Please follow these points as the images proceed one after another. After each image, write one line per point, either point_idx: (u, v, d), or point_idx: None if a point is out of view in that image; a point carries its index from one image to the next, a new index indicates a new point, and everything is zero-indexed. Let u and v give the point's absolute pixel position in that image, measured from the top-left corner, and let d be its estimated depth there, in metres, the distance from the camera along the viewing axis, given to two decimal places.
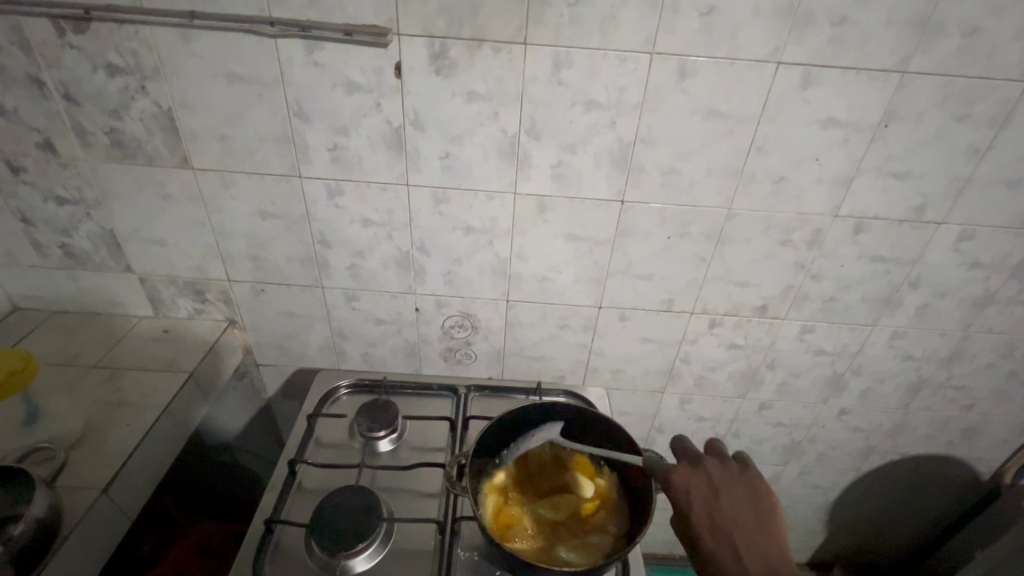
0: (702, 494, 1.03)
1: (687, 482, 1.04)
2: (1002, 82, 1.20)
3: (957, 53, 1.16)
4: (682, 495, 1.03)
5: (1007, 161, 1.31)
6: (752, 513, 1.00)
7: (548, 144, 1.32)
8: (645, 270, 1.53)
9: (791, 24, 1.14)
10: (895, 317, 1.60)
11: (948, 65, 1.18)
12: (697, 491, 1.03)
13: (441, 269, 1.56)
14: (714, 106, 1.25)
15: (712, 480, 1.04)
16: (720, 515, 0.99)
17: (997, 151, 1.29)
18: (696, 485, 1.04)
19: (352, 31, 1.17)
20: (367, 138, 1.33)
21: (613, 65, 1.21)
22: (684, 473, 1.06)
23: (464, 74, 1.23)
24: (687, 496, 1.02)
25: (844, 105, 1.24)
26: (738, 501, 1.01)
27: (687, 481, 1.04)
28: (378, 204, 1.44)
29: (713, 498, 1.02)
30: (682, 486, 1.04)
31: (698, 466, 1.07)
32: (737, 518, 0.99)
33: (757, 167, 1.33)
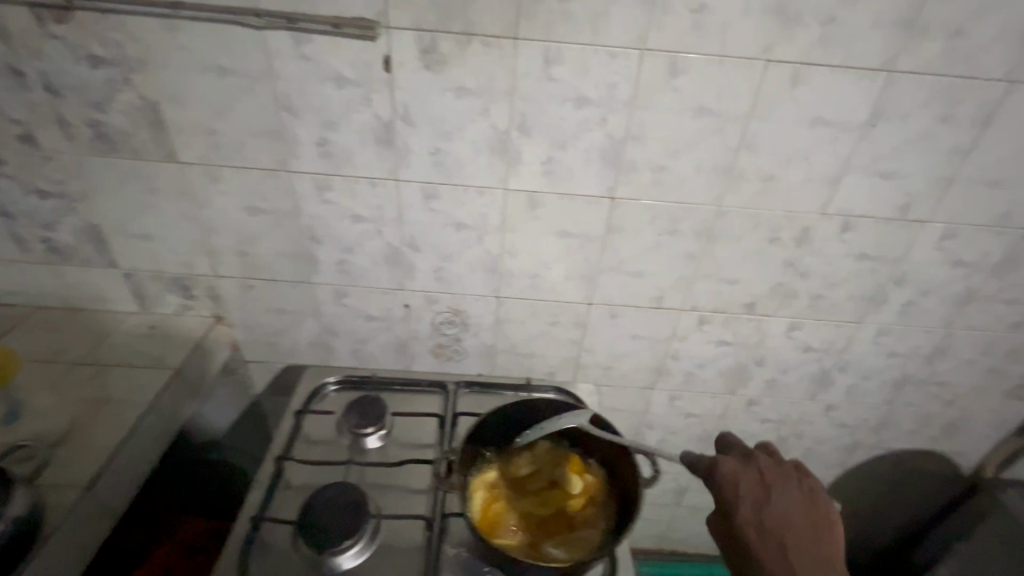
0: (752, 491, 0.70)
1: (734, 478, 0.70)
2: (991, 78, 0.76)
3: (989, 58, 0.74)
4: (724, 487, 0.70)
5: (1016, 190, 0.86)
6: (816, 520, 0.68)
7: (308, 120, 0.81)
8: (530, 351, 1.08)
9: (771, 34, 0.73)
10: (912, 381, 1.13)
11: (995, 75, 0.75)
12: (745, 484, 0.70)
13: (239, 341, 1.08)
14: (566, 129, 0.80)
15: (767, 474, 0.71)
16: (773, 521, 0.67)
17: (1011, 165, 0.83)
18: (745, 484, 0.70)
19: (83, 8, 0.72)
20: (77, 237, 0.94)
21: (427, 105, 0.79)
22: (734, 463, 0.72)
23: (206, 94, 0.79)
24: (733, 487, 0.70)
25: (734, 150, 0.82)
26: (794, 495, 0.69)
27: (734, 474, 0.71)
28: (164, 290, 1.00)
29: (763, 497, 0.69)
30: (727, 480, 0.71)
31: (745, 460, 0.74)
32: (791, 519, 0.68)
33: (744, 161, 0.83)
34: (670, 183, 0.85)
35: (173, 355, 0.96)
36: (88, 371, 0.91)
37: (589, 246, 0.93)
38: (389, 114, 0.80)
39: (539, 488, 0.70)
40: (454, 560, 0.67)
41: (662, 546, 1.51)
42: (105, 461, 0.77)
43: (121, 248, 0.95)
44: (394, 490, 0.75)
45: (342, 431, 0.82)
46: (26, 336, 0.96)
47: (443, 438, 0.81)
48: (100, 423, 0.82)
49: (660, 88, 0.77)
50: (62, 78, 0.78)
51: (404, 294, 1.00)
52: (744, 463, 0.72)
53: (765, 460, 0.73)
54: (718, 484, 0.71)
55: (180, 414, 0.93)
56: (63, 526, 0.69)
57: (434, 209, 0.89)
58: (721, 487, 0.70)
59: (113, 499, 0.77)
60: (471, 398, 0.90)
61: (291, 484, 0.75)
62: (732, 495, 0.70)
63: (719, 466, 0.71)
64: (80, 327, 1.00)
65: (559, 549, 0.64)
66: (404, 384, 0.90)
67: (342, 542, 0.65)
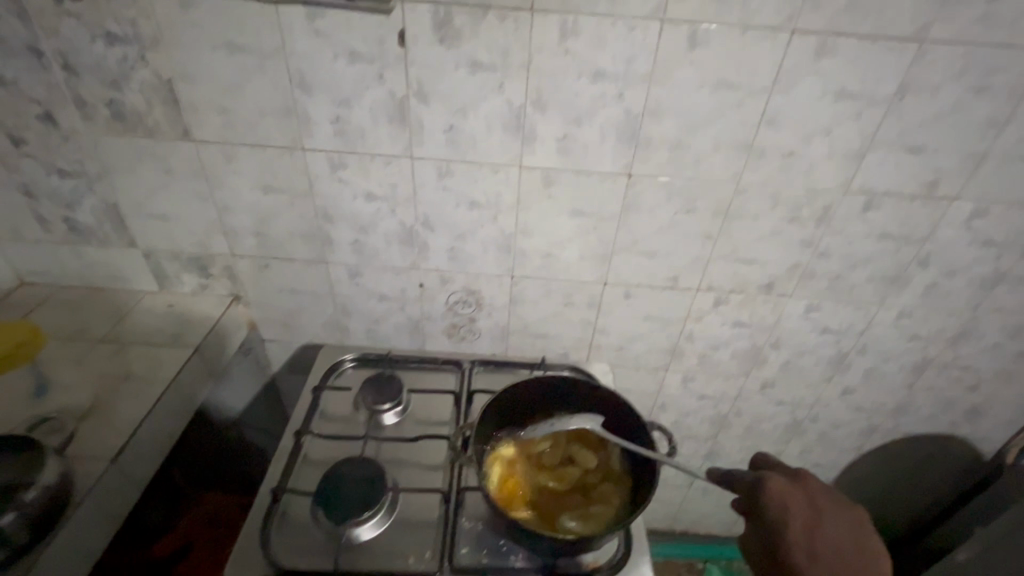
0: (803, 514, 0.65)
1: (785, 499, 0.65)
2: None
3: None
4: (775, 506, 0.65)
5: None
6: (866, 549, 0.64)
7: (322, 98, 0.80)
8: (543, 332, 1.08)
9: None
10: (934, 364, 1.10)
11: None
12: (796, 506, 0.65)
13: (257, 321, 1.09)
14: (581, 105, 0.79)
15: (815, 496, 0.67)
16: (826, 549, 0.63)
17: None
18: (796, 506, 0.65)
19: None
20: (97, 217, 0.95)
21: (441, 81, 0.78)
22: (784, 483, 0.67)
23: (220, 72, 0.79)
24: (784, 509, 0.65)
25: (755, 125, 0.80)
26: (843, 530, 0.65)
27: (784, 496, 0.66)
28: (183, 270, 1.02)
29: (815, 523, 0.64)
30: (777, 500, 0.65)
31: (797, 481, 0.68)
32: (841, 547, 0.63)
33: (766, 136, 0.81)
34: (688, 160, 0.84)
35: (193, 333, 0.97)
36: (111, 348, 0.93)
37: (604, 225, 0.92)
38: (403, 91, 0.79)
39: (554, 462, 0.70)
40: (471, 532, 0.68)
41: (673, 527, 1.51)
42: (130, 434, 0.79)
43: (140, 228, 0.96)
44: (410, 465, 0.76)
45: (359, 407, 0.83)
46: (52, 314, 0.98)
47: (459, 415, 0.82)
48: (124, 398, 0.84)
49: (679, 61, 0.75)
50: (79, 57, 0.78)
51: (418, 274, 1.00)
52: (791, 483, 0.67)
53: (812, 481, 0.68)
54: (768, 504, 0.65)
55: (199, 392, 0.95)
56: (91, 494, 0.71)
57: (447, 187, 0.89)
58: (772, 508, 0.65)
59: (138, 471, 0.80)
60: (485, 376, 0.90)
61: (309, 458, 0.76)
62: (783, 517, 0.64)
63: (772, 485, 0.66)
64: (102, 306, 1.02)
65: (576, 522, 0.64)
66: (419, 362, 0.91)
67: (361, 514, 0.66)
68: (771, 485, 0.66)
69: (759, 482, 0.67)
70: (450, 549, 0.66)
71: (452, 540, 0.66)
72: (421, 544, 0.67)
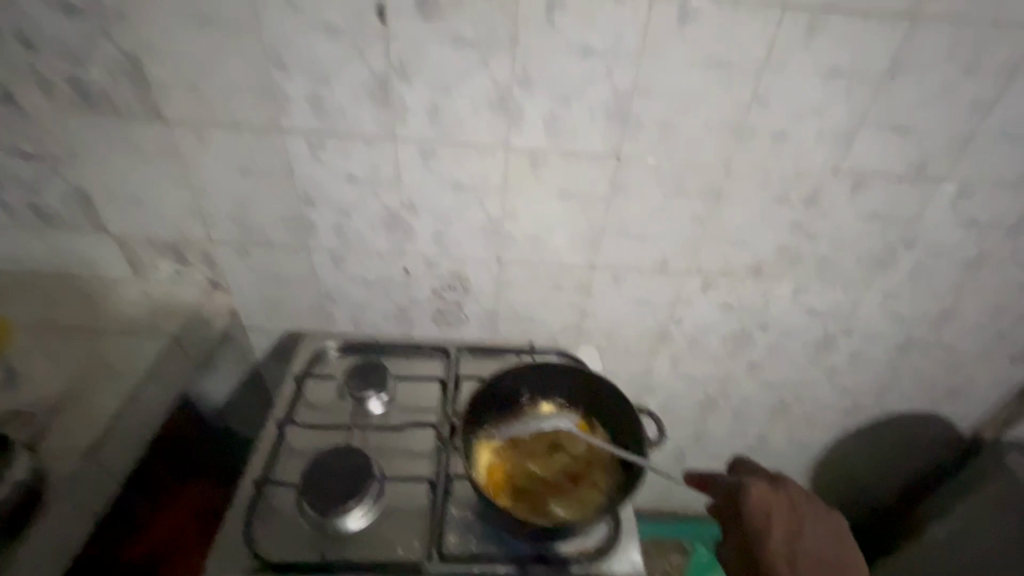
0: (781, 522, 0.77)
1: (767, 506, 0.78)
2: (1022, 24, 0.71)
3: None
4: (756, 513, 0.77)
5: None
6: (826, 537, 0.79)
7: (300, 76, 0.77)
8: (531, 316, 1.07)
9: None
10: (916, 345, 1.12)
11: None
12: (775, 513, 0.77)
13: (237, 308, 1.06)
14: (569, 83, 0.77)
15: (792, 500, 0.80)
16: (804, 554, 0.76)
17: None
18: (776, 511, 0.78)
19: None
20: (64, 202, 0.91)
21: (424, 58, 0.75)
22: (766, 494, 0.78)
23: (189, 47, 0.75)
24: (766, 519, 0.76)
25: (745, 105, 0.78)
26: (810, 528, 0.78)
27: (767, 507, 0.78)
28: (158, 256, 0.98)
29: (790, 524, 0.78)
30: (759, 508, 0.77)
31: (777, 486, 0.81)
32: (811, 543, 0.77)
33: (756, 117, 0.80)
34: (677, 140, 0.82)
35: (169, 321, 0.94)
36: (84, 339, 0.90)
37: (593, 208, 0.90)
38: (385, 68, 0.76)
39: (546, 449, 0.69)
40: (459, 521, 0.67)
41: (661, 507, 1.54)
42: (106, 427, 0.76)
43: (110, 213, 0.92)
44: (397, 453, 0.75)
45: (344, 395, 0.81)
46: (20, 305, 0.94)
47: (446, 402, 0.81)
48: (98, 390, 0.82)
49: (670, 37, 0.73)
50: (36, 31, 0.73)
51: (403, 260, 0.98)
52: (772, 489, 0.80)
53: (789, 488, 0.81)
54: (750, 514, 0.77)
55: (178, 382, 0.92)
56: (64, 491, 0.68)
57: (432, 170, 0.86)
58: (755, 515, 0.77)
59: (115, 465, 0.77)
60: (473, 362, 0.89)
61: (293, 448, 0.75)
62: (764, 524, 0.76)
63: (752, 495, 0.77)
64: (72, 294, 0.98)
65: (565, 509, 0.63)
66: (405, 349, 0.89)
67: (346, 505, 0.65)
68: (753, 497, 0.77)
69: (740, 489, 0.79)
70: (437, 538, 0.65)
71: (440, 528, 0.66)
72: (409, 534, 0.66)
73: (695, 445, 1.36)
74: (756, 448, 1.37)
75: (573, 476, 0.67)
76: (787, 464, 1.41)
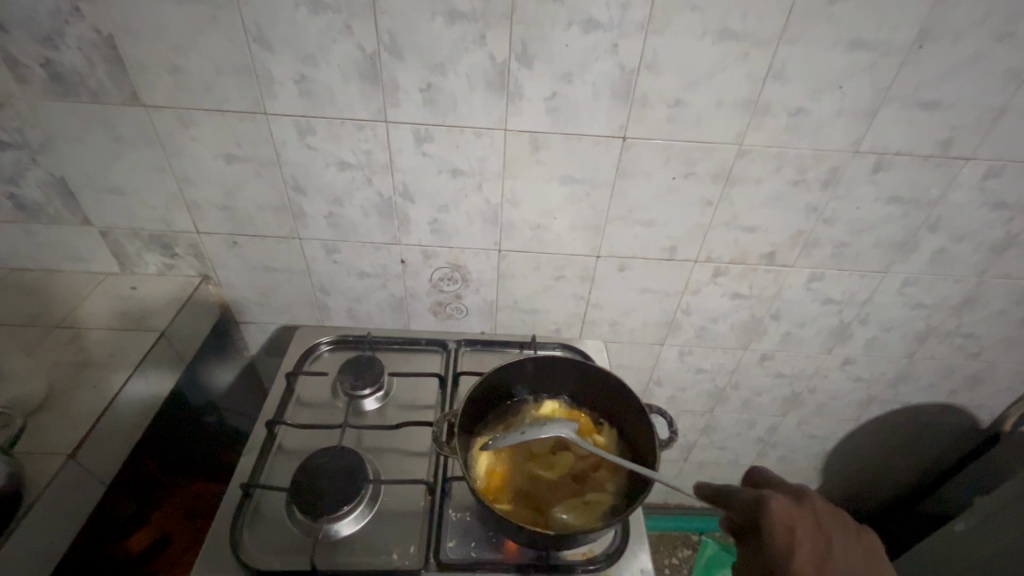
0: (811, 543, 0.59)
1: (790, 526, 0.60)
2: None
3: None
4: (780, 536, 0.59)
5: None
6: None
7: (285, 54, 0.72)
8: (533, 307, 1.03)
9: None
10: (936, 333, 1.07)
11: None
12: (803, 536, 0.59)
13: (229, 301, 1.02)
14: (571, 59, 0.72)
15: (820, 521, 0.62)
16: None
17: None
18: (803, 533, 0.60)
19: None
20: (45, 192, 0.87)
21: (416, 33, 0.70)
22: (787, 506, 0.61)
23: (167, 25, 0.70)
24: (791, 540, 0.59)
25: (759, 80, 0.73)
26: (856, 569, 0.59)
27: (789, 523, 0.60)
28: (145, 249, 0.95)
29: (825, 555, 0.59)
30: (782, 526, 0.60)
31: (804, 502, 0.63)
32: None
33: (771, 92, 0.74)
34: (686, 119, 0.77)
35: (157, 316, 0.91)
36: (68, 335, 0.86)
37: (597, 193, 0.86)
38: (374, 45, 0.71)
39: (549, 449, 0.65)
40: (458, 524, 0.64)
41: (668, 500, 1.51)
42: (89, 426, 0.73)
43: (93, 204, 0.89)
44: (393, 453, 0.71)
45: (338, 392, 0.78)
46: (4, 301, 0.91)
47: (445, 399, 0.77)
48: (81, 389, 0.78)
49: (680, 7, 0.67)
50: (4, 10, 0.69)
51: (399, 250, 0.94)
52: (795, 506, 0.62)
53: (817, 503, 0.63)
54: (771, 534, 0.59)
55: (166, 380, 0.88)
56: (46, 494, 0.66)
57: (427, 154, 0.82)
58: (775, 538, 0.59)
59: (100, 466, 0.74)
60: (473, 356, 0.85)
61: (284, 448, 0.71)
62: (789, 547, 0.58)
63: (774, 507, 0.61)
64: (58, 289, 0.94)
65: (570, 514, 0.59)
66: (402, 343, 0.85)
67: (338, 509, 0.61)
68: (775, 508, 0.60)
69: (759, 501, 0.62)
70: (435, 543, 0.61)
71: (438, 533, 0.62)
72: (405, 538, 0.63)
73: (704, 437, 1.32)
74: (766, 440, 1.33)
75: (577, 478, 0.63)
76: (798, 456, 1.38)
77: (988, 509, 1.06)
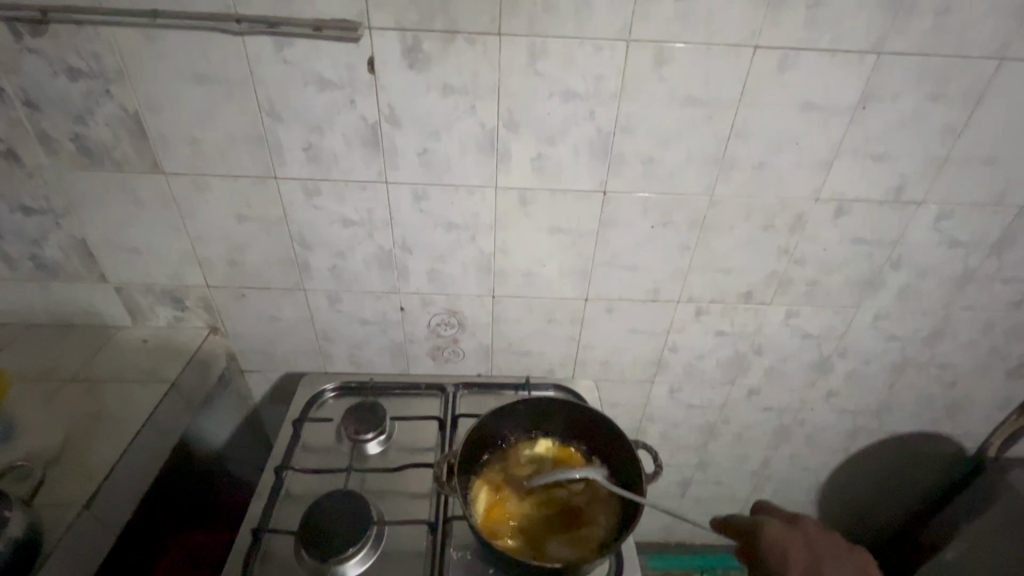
0: (802, 557, 0.77)
1: (783, 545, 0.78)
2: (983, 51, 0.74)
3: (980, 29, 0.73)
4: (775, 553, 0.77)
5: (1006, 168, 0.85)
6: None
7: (294, 125, 0.80)
8: (527, 349, 1.08)
9: (756, 13, 0.71)
10: (912, 363, 1.12)
11: (982, 50, 0.74)
12: (795, 553, 0.77)
13: (235, 350, 1.07)
14: (553, 124, 0.80)
15: (813, 543, 0.79)
16: None
17: (1003, 139, 0.82)
18: (795, 550, 0.78)
19: (46, 11, 0.69)
20: (65, 252, 0.93)
21: (413, 105, 0.78)
22: (780, 531, 0.79)
23: (188, 102, 0.78)
24: (784, 555, 0.77)
25: (724, 138, 0.81)
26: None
27: (783, 544, 0.78)
28: (157, 302, 1.00)
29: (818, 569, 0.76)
30: (776, 547, 0.78)
31: (796, 525, 0.82)
32: None
33: (735, 148, 0.82)
34: (660, 174, 0.85)
35: (168, 367, 0.95)
36: (81, 387, 0.90)
37: (583, 241, 0.92)
38: (374, 116, 0.79)
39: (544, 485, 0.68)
40: (459, 563, 0.67)
41: (667, 538, 1.51)
42: (103, 477, 0.76)
43: (109, 262, 0.94)
44: (395, 495, 0.74)
45: (342, 437, 0.81)
46: (19, 356, 0.95)
47: (443, 441, 0.81)
48: (98, 438, 0.82)
49: (648, 78, 0.76)
50: (41, 92, 0.76)
51: (398, 298, 0.99)
52: (789, 529, 0.80)
53: (808, 527, 0.81)
54: (767, 552, 0.78)
55: (176, 430, 0.92)
56: (62, 544, 0.68)
57: (424, 210, 0.88)
58: (772, 556, 0.77)
59: (112, 515, 0.77)
60: (470, 399, 0.89)
61: (290, 494, 0.74)
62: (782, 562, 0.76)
63: (768, 532, 0.79)
64: (72, 343, 0.99)
65: (567, 548, 0.62)
66: (402, 388, 0.89)
67: (344, 550, 0.64)
68: (768, 533, 0.79)
69: (756, 528, 0.80)
70: None
71: (440, 572, 0.65)
72: None
73: (697, 470, 1.34)
74: (759, 473, 1.36)
75: (571, 511, 0.66)
76: (793, 490, 1.40)
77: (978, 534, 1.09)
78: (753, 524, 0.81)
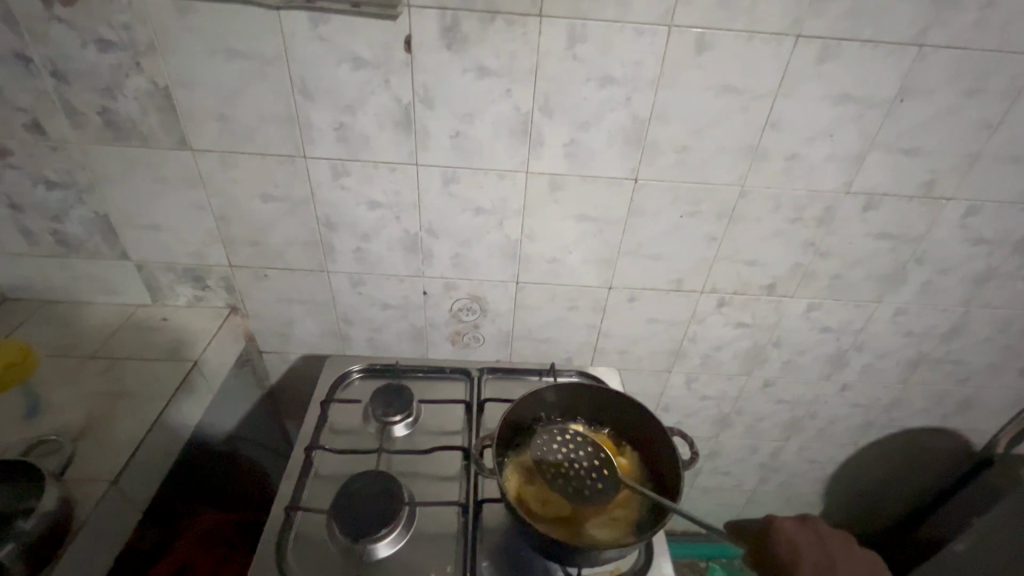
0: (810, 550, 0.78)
1: (793, 541, 0.78)
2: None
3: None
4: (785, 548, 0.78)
5: None
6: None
7: (326, 105, 0.79)
8: (547, 336, 1.08)
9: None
10: (927, 359, 1.13)
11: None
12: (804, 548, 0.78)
13: (254, 331, 1.06)
14: (588, 109, 0.79)
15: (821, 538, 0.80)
16: None
17: None
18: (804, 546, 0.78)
19: None
20: (86, 228, 0.92)
21: (448, 86, 0.77)
22: (789, 526, 0.80)
23: (219, 78, 0.76)
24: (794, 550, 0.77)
25: (758, 129, 0.81)
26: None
27: (792, 539, 0.79)
28: (177, 281, 0.99)
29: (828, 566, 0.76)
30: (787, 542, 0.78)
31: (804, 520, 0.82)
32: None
33: (768, 138, 0.82)
34: (692, 164, 0.84)
35: (188, 347, 0.94)
36: (101, 365, 0.89)
37: (610, 229, 0.92)
38: (408, 97, 0.78)
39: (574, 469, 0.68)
40: (490, 546, 0.67)
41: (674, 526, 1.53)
42: (129, 455, 0.76)
43: (132, 239, 0.93)
44: (425, 477, 0.75)
45: (369, 418, 0.81)
46: (38, 331, 0.94)
47: (471, 425, 0.81)
48: (121, 418, 0.81)
49: (686, 65, 0.75)
50: (69, 64, 0.75)
51: (421, 282, 0.99)
52: (799, 525, 0.81)
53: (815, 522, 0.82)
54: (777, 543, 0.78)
55: (195, 410, 0.91)
56: (91, 520, 0.68)
57: (453, 194, 0.88)
58: (781, 549, 0.78)
59: (138, 492, 0.77)
60: (495, 383, 0.89)
61: (320, 473, 0.74)
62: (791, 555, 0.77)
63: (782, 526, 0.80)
64: (91, 319, 0.98)
65: (603, 531, 0.62)
66: (427, 371, 0.89)
67: (377, 531, 0.65)
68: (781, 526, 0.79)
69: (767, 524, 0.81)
70: (471, 564, 0.65)
71: (473, 553, 0.66)
72: (442, 559, 0.66)
73: (708, 460, 1.36)
74: (768, 465, 1.37)
75: (605, 492, 0.66)
76: (800, 481, 1.41)
77: (986, 529, 1.11)
78: (764, 522, 0.82)
